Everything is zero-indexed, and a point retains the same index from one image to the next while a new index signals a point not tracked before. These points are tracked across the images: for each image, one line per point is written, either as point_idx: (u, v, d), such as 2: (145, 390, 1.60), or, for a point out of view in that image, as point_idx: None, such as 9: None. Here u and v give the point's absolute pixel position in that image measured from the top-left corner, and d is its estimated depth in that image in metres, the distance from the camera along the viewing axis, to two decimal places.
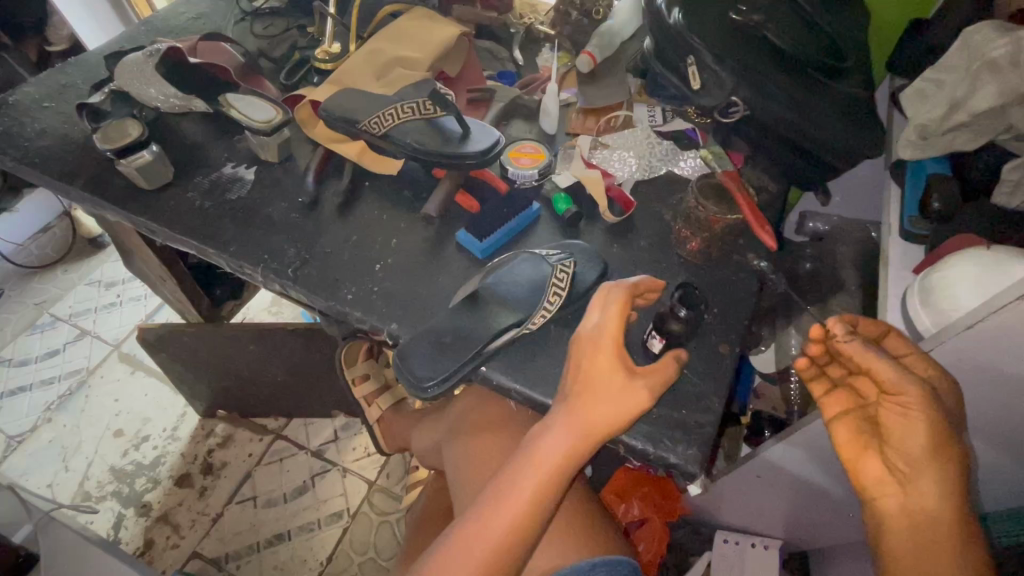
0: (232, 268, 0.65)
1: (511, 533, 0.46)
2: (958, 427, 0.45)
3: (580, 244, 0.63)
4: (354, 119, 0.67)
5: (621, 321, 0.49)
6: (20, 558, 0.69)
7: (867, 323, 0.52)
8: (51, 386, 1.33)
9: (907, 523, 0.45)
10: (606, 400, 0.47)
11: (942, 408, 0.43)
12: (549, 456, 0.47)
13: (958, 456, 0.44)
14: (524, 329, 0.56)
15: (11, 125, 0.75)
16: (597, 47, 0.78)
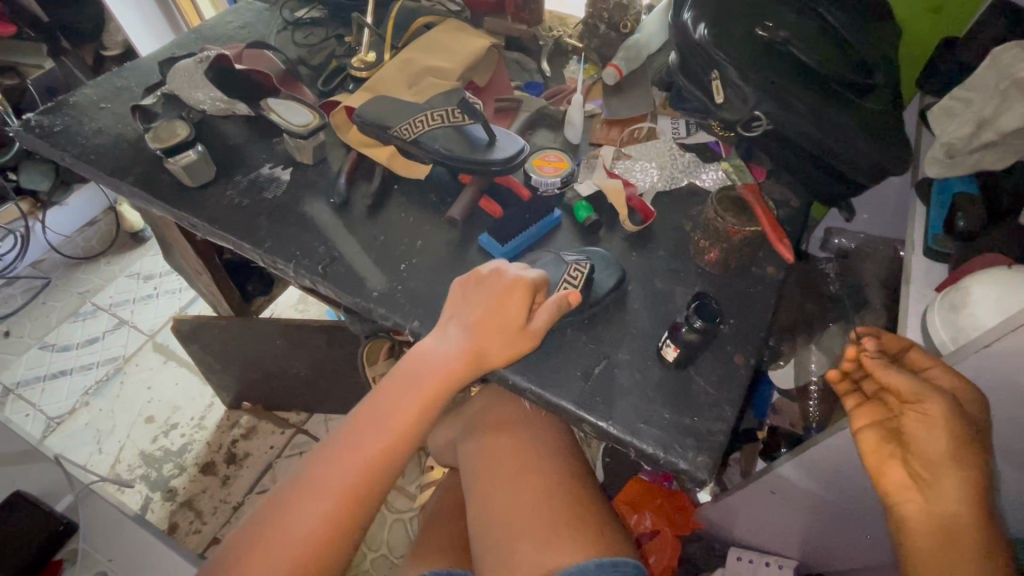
0: (265, 263, 0.68)
1: (349, 485, 0.50)
2: (983, 435, 0.44)
3: (599, 250, 0.65)
4: (385, 125, 0.71)
5: (459, 291, 0.58)
6: (59, 529, 0.73)
7: (892, 337, 0.52)
8: (89, 372, 1.40)
9: (929, 530, 0.44)
10: (495, 335, 0.54)
11: (964, 416, 0.44)
12: (392, 421, 0.53)
13: (981, 459, 0.43)
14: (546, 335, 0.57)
15: (70, 124, 0.81)
16: (623, 61, 0.80)
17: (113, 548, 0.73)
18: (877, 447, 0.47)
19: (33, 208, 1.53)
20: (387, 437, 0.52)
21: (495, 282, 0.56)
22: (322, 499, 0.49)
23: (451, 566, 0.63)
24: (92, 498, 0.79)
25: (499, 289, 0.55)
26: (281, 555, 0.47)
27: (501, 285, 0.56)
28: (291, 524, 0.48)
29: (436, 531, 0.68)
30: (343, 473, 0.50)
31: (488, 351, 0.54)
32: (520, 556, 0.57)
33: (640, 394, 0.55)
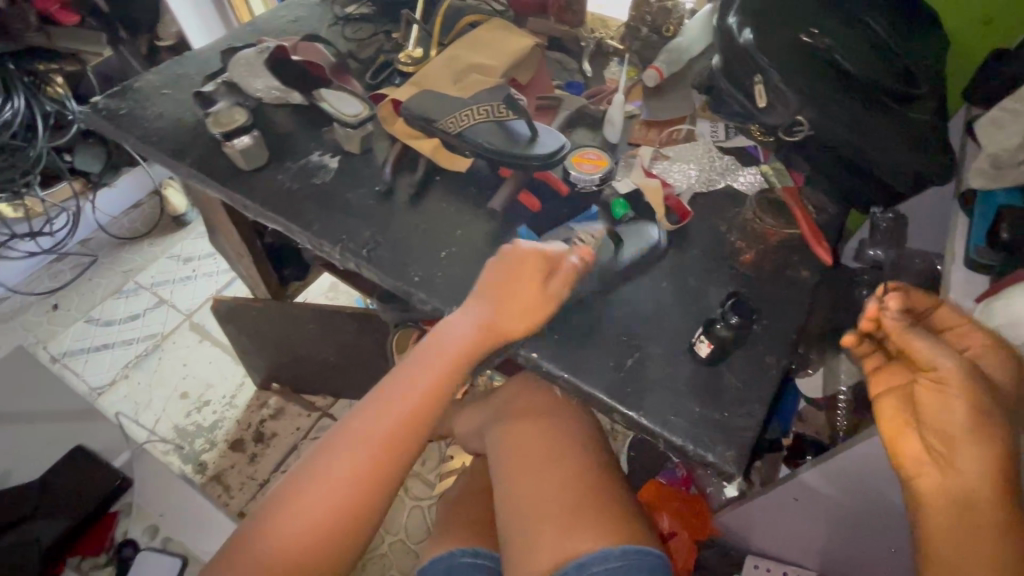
0: (311, 245, 0.71)
1: (363, 455, 0.55)
2: (1004, 406, 0.45)
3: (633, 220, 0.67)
4: (431, 117, 0.73)
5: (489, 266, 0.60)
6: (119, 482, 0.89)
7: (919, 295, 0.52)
8: (130, 346, 1.47)
9: (943, 502, 0.45)
10: (511, 310, 0.57)
11: (983, 386, 0.45)
12: (403, 397, 0.57)
13: (1003, 435, 0.44)
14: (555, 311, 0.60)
15: (134, 108, 0.86)
16: (664, 63, 0.81)
17: (163, 500, 0.90)
18: (895, 414, 0.50)
19: (85, 188, 1.60)
20: (387, 418, 0.56)
21: (517, 260, 0.58)
22: (334, 476, 0.54)
23: (474, 545, 0.65)
24: (143, 456, 0.94)
25: (520, 268, 0.58)
26: (301, 517, 0.52)
27: (521, 263, 0.58)
28: (311, 489, 0.53)
29: (460, 511, 0.70)
30: (343, 458, 0.55)
31: (502, 322, 0.57)
32: (540, 528, 0.59)
33: (671, 386, 0.56)
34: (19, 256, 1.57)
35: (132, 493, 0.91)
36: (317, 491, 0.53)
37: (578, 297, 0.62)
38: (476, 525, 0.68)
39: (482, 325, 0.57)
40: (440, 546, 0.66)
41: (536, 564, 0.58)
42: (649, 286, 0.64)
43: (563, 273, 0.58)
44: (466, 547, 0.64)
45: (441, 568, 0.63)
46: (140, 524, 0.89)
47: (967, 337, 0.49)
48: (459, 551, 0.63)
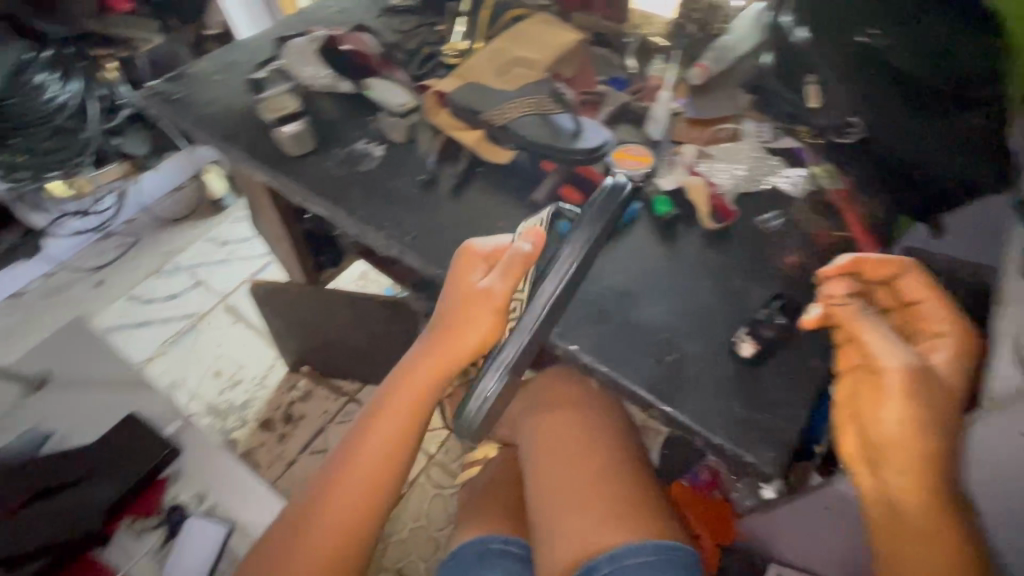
0: (355, 231, 0.73)
1: (375, 459, 0.67)
2: (940, 403, 0.49)
3: (598, 195, 0.66)
4: (477, 110, 0.75)
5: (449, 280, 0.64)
6: (165, 455, 0.93)
7: (879, 270, 0.58)
8: (169, 324, 1.53)
9: (878, 500, 0.51)
10: (464, 322, 0.62)
11: (924, 380, 0.50)
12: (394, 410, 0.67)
13: (938, 430, 0.48)
14: (515, 301, 0.63)
15: (189, 93, 0.89)
16: (711, 61, 0.81)
17: (209, 473, 0.95)
18: (843, 409, 0.53)
19: (131, 171, 1.64)
20: (383, 429, 0.67)
21: (463, 271, 0.63)
22: (355, 479, 0.67)
23: (505, 533, 0.66)
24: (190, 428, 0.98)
25: (467, 277, 0.62)
26: (336, 509, 0.66)
27: (466, 273, 0.63)
28: (340, 489, 0.66)
29: (492, 499, 0.72)
30: (358, 464, 0.67)
31: (461, 335, 0.63)
32: (564, 517, 0.60)
33: (711, 384, 0.56)
34: (67, 233, 1.63)
35: (180, 460, 0.96)
36: (338, 496, 0.66)
37: (620, 288, 0.64)
38: (508, 513, 0.69)
39: (438, 338, 0.64)
40: (471, 532, 0.68)
41: (562, 555, 0.58)
42: (689, 284, 0.63)
43: (506, 264, 0.61)
44: (497, 534, 0.66)
45: (471, 552, 0.65)
46: (188, 490, 0.94)
47: (930, 318, 0.57)
48: (490, 538, 0.65)
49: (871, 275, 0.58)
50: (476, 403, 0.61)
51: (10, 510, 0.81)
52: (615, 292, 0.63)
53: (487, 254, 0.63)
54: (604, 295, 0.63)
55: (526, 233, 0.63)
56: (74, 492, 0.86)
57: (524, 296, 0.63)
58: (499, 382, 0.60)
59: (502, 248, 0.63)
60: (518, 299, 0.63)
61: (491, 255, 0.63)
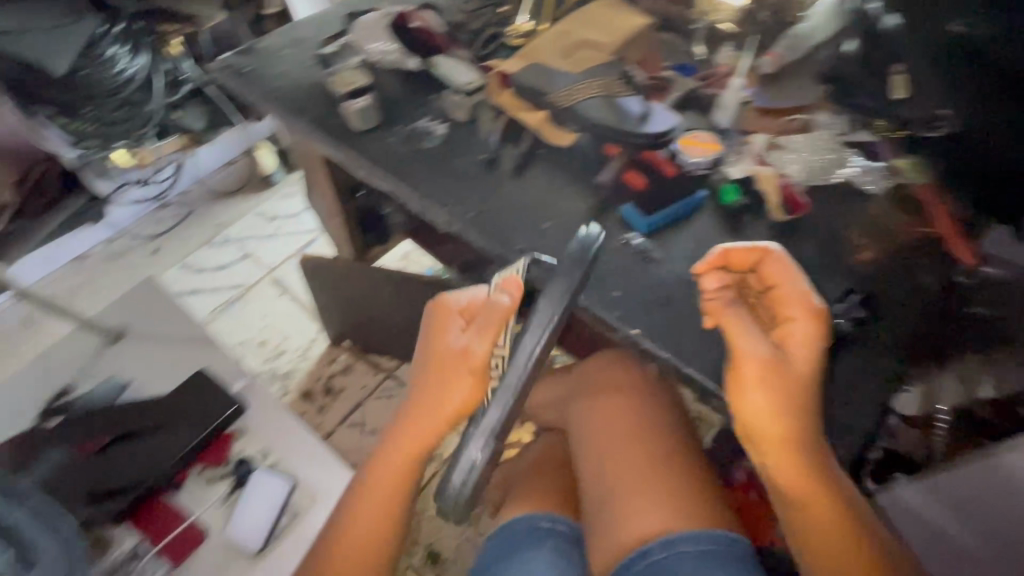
0: (418, 206, 0.74)
1: (382, 502, 0.68)
2: (796, 384, 0.54)
3: (578, 244, 0.61)
4: (544, 91, 0.75)
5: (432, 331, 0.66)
6: (239, 405, 1.01)
7: (739, 256, 0.58)
8: (218, 293, 1.59)
9: (767, 470, 0.57)
10: (448, 375, 0.62)
11: (777, 371, 0.53)
12: (393, 456, 0.67)
13: (794, 406, 0.53)
14: (498, 358, 0.60)
15: (258, 67, 0.90)
16: (784, 49, 0.77)
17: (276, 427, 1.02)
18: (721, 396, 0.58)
19: (189, 144, 1.70)
20: (385, 474, 0.68)
21: (444, 320, 0.65)
22: (365, 520, 0.67)
23: (554, 512, 0.68)
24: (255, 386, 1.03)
25: (447, 326, 0.64)
26: (350, 548, 0.67)
27: (445, 322, 0.65)
28: (352, 529, 0.68)
29: (542, 478, 0.73)
30: (365, 509, 0.68)
31: (448, 390, 0.62)
32: (615, 501, 0.61)
33: (778, 375, 0.56)
34: (128, 201, 1.67)
35: (245, 418, 1.03)
36: (349, 538, 0.67)
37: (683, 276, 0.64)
38: (559, 495, 0.70)
39: (422, 400, 0.64)
40: (520, 508, 0.69)
41: (615, 540, 0.59)
42: None
43: (479, 323, 0.60)
44: (547, 513, 0.67)
45: (521, 528, 0.66)
46: (253, 445, 1.01)
47: (788, 306, 0.57)
48: (539, 515, 0.67)
49: (737, 266, 0.59)
50: (460, 477, 0.56)
51: (93, 449, 0.91)
52: (681, 280, 0.64)
53: (463, 309, 0.65)
54: (671, 283, 0.64)
55: (502, 283, 0.61)
56: (156, 437, 0.94)
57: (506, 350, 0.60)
58: (486, 451, 0.56)
59: (477, 303, 0.63)
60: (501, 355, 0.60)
61: (467, 308, 0.65)
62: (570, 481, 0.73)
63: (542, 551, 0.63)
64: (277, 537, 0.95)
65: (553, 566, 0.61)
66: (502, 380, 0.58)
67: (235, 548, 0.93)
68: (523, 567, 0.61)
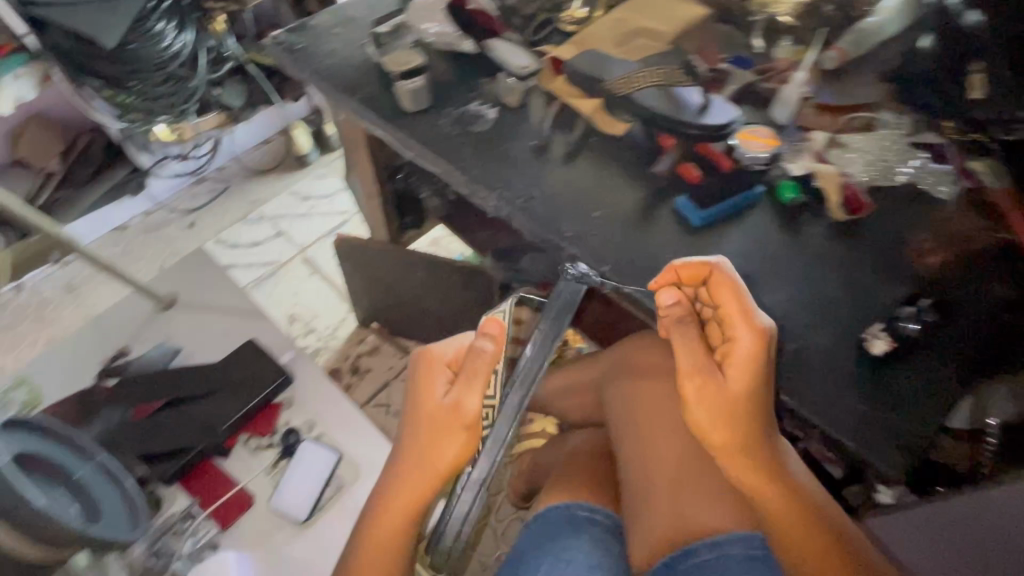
0: (467, 190, 0.73)
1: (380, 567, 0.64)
2: (737, 402, 0.55)
3: (559, 287, 0.63)
4: (599, 77, 0.73)
5: (418, 386, 0.66)
6: (282, 378, 0.97)
7: (688, 270, 0.58)
8: (252, 270, 1.59)
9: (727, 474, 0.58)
10: (438, 425, 0.62)
11: (711, 386, 0.55)
12: (389, 518, 0.64)
13: (735, 418, 0.55)
14: (487, 408, 0.63)
15: (309, 44, 0.88)
16: (848, 44, 0.75)
17: (318, 400, 0.99)
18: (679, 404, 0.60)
19: (226, 122, 1.68)
20: (379, 533, 0.64)
21: (426, 372, 0.65)
22: None
23: (591, 502, 0.71)
24: (302, 359, 1.02)
25: (430, 378, 0.65)
26: None
27: (428, 375, 0.65)
28: None
29: (578, 466, 0.77)
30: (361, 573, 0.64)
31: (439, 443, 0.62)
32: (654, 496, 0.66)
33: (830, 376, 0.57)
34: (167, 175, 1.66)
35: (292, 389, 1.00)
36: None
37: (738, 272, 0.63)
38: (594, 484, 0.74)
39: (414, 459, 0.64)
40: (557, 496, 0.72)
41: (656, 533, 0.64)
42: (813, 277, 0.62)
43: (465, 376, 0.62)
44: (583, 502, 0.70)
45: (559, 516, 0.69)
46: (299, 416, 0.98)
47: (733, 323, 0.56)
48: (577, 505, 0.70)
49: (688, 281, 0.59)
50: (457, 523, 0.58)
51: (151, 409, 0.92)
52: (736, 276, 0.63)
53: (449, 362, 0.66)
54: None
55: (483, 329, 0.63)
56: (208, 403, 0.94)
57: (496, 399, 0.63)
58: (477, 501, 0.58)
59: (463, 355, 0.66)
60: (490, 405, 0.63)
61: (452, 361, 0.66)
62: (609, 472, 0.77)
63: (581, 541, 0.65)
64: (322, 509, 0.90)
65: (592, 555, 0.64)
66: (492, 431, 0.59)
67: (280, 518, 0.89)
68: (560, 554, 0.63)
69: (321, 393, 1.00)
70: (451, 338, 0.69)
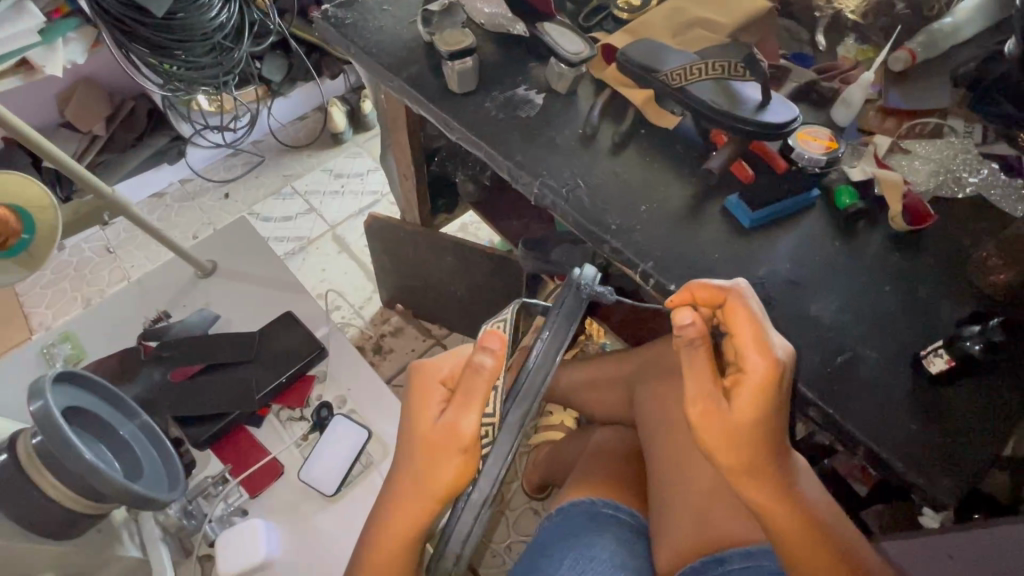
0: (510, 175, 0.71)
1: None
2: (756, 432, 0.50)
3: (567, 293, 0.60)
4: (653, 68, 0.70)
5: (408, 410, 0.58)
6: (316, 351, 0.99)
7: (702, 290, 0.53)
8: (282, 243, 1.59)
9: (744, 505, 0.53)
10: (432, 455, 0.55)
11: (725, 416, 0.50)
12: (385, 549, 0.58)
13: (753, 448, 0.50)
14: (486, 427, 0.55)
15: (356, 19, 0.85)
16: (919, 46, 0.72)
17: (349, 376, 1.00)
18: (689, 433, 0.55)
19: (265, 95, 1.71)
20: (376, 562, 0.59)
21: (421, 391, 0.58)
22: None
23: (615, 500, 0.70)
24: (338, 335, 1.04)
25: (423, 398, 0.58)
26: None
27: (421, 394, 0.58)
28: None
29: (602, 462, 0.76)
30: None
31: (433, 473, 0.55)
32: (677, 505, 0.66)
33: (885, 392, 0.55)
34: (206, 145, 1.70)
35: (325, 364, 1.01)
36: None
37: (789, 277, 0.61)
38: (619, 483, 0.73)
39: (406, 486, 0.57)
40: (580, 493, 0.71)
41: (678, 542, 0.63)
42: (866, 287, 0.60)
43: (462, 395, 0.54)
44: (608, 500, 0.70)
45: (582, 512, 0.68)
46: (331, 391, 0.99)
47: (745, 349, 0.51)
48: (601, 502, 0.69)
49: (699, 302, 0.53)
50: (457, 546, 0.57)
51: (190, 373, 0.95)
52: (786, 281, 0.61)
53: (443, 379, 0.59)
54: (775, 283, 0.61)
55: (482, 341, 0.54)
56: (240, 371, 0.96)
57: (495, 415, 0.55)
58: (479, 521, 0.58)
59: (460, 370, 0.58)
60: (489, 423, 0.55)
61: (447, 378, 0.59)
62: (633, 472, 0.76)
63: (606, 538, 0.65)
64: (350, 484, 0.90)
65: (616, 554, 0.63)
66: (494, 448, 0.57)
67: (309, 490, 0.89)
68: (586, 549, 0.63)
69: (352, 370, 1.01)
70: (448, 350, 0.62)
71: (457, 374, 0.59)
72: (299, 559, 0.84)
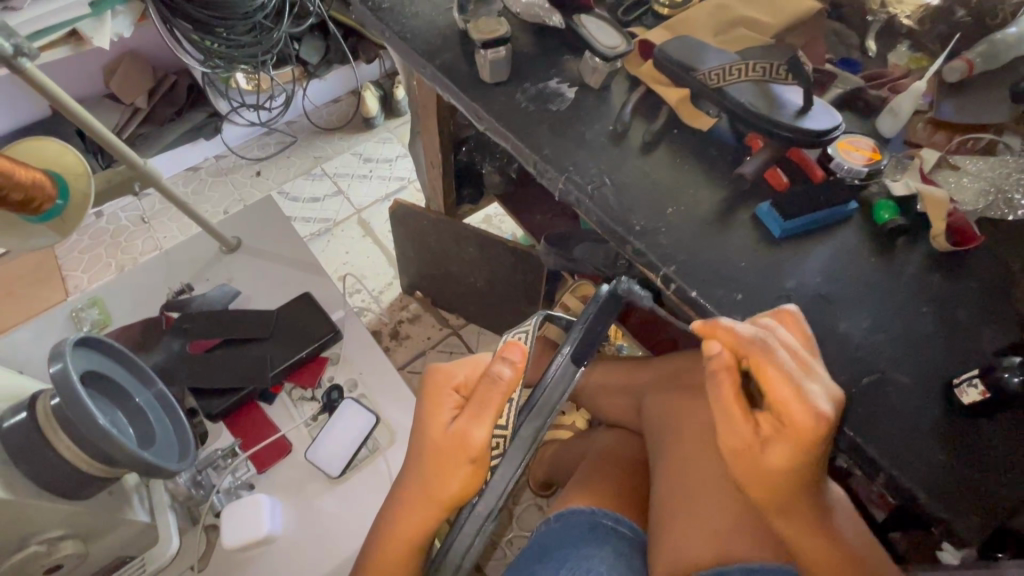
0: (536, 170, 0.70)
1: None
2: (794, 475, 0.48)
3: (593, 307, 0.61)
4: (691, 67, 0.68)
5: (420, 422, 0.58)
6: (334, 331, 1.01)
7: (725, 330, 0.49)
8: (309, 224, 1.61)
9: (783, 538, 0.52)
10: (443, 472, 0.56)
11: (755, 461, 0.48)
12: (388, 554, 0.60)
13: (791, 487, 0.49)
14: (497, 438, 0.56)
15: (393, 3, 0.85)
16: (978, 57, 0.69)
17: (366, 359, 1.02)
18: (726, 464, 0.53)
19: (302, 76, 1.72)
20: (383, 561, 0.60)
21: (434, 395, 0.58)
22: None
23: (617, 512, 0.69)
24: (353, 320, 1.05)
25: (436, 405, 0.58)
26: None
27: (433, 400, 0.58)
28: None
29: (607, 470, 0.75)
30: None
31: (444, 484, 0.56)
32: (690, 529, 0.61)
33: (911, 423, 0.52)
34: (242, 122, 1.72)
35: (340, 347, 1.03)
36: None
37: (818, 292, 0.59)
38: (624, 492, 0.72)
39: (413, 492, 0.58)
40: (582, 500, 0.70)
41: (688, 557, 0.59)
42: (900, 308, 0.58)
43: (476, 405, 0.54)
44: (609, 511, 0.68)
45: (583, 519, 0.67)
46: (344, 373, 1.00)
47: (788, 402, 0.46)
48: (602, 512, 0.68)
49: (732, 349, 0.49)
50: (458, 556, 0.57)
51: (206, 345, 0.97)
52: (814, 295, 0.58)
53: (458, 385, 0.59)
54: (803, 296, 0.58)
55: (503, 351, 0.55)
56: (258, 348, 0.98)
57: (507, 428, 0.57)
58: (482, 533, 0.57)
59: (474, 378, 0.58)
60: (500, 434, 0.56)
61: (461, 385, 0.59)
62: (642, 482, 0.75)
63: (603, 550, 0.64)
64: (356, 467, 0.91)
65: (614, 566, 0.62)
66: (504, 459, 0.57)
67: (314, 470, 0.91)
68: (582, 560, 0.62)
69: (370, 352, 1.03)
70: (467, 355, 0.62)
71: (472, 381, 0.59)
72: (300, 538, 0.86)
